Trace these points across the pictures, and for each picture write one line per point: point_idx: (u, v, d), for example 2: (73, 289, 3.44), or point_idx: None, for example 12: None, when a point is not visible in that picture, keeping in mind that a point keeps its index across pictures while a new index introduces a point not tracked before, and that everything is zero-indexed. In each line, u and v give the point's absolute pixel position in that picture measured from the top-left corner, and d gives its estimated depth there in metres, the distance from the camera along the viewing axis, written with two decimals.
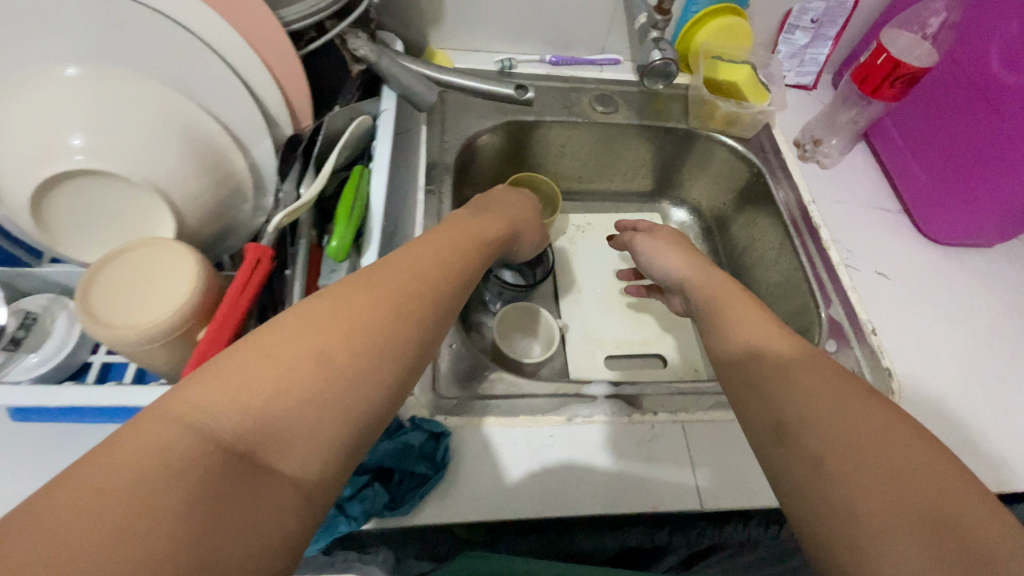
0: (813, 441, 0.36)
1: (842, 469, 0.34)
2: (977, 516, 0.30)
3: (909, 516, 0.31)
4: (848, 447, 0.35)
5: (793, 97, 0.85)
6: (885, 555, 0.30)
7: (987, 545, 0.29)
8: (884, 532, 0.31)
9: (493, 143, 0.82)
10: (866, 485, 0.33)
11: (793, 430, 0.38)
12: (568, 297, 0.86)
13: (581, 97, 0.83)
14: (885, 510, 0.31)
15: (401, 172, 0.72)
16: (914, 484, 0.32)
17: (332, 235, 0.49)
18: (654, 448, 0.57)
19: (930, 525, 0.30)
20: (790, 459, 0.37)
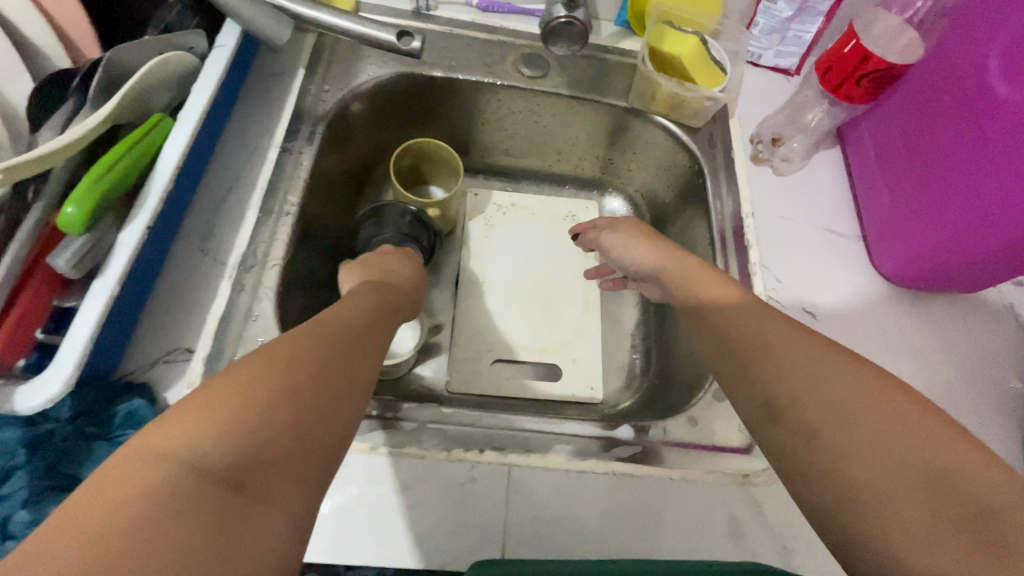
0: (798, 417, 0.36)
1: (831, 435, 0.33)
2: (956, 463, 0.30)
3: (903, 470, 0.30)
4: (833, 412, 0.34)
5: (765, 80, 0.71)
6: (889, 523, 0.29)
7: (978, 496, 0.29)
8: (880, 493, 0.30)
9: (394, 98, 0.68)
10: (857, 451, 0.32)
11: (782, 408, 0.37)
12: (467, 288, 0.74)
13: (506, 55, 0.69)
14: (879, 469, 0.31)
15: (257, 125, 0.59)
16: (905, 443, 0.31)
17: (69, 199, 0.39)
18: (506, 501, 0.46)
19: (921, 481, 0.30)
20: (783, 437, 0.36)
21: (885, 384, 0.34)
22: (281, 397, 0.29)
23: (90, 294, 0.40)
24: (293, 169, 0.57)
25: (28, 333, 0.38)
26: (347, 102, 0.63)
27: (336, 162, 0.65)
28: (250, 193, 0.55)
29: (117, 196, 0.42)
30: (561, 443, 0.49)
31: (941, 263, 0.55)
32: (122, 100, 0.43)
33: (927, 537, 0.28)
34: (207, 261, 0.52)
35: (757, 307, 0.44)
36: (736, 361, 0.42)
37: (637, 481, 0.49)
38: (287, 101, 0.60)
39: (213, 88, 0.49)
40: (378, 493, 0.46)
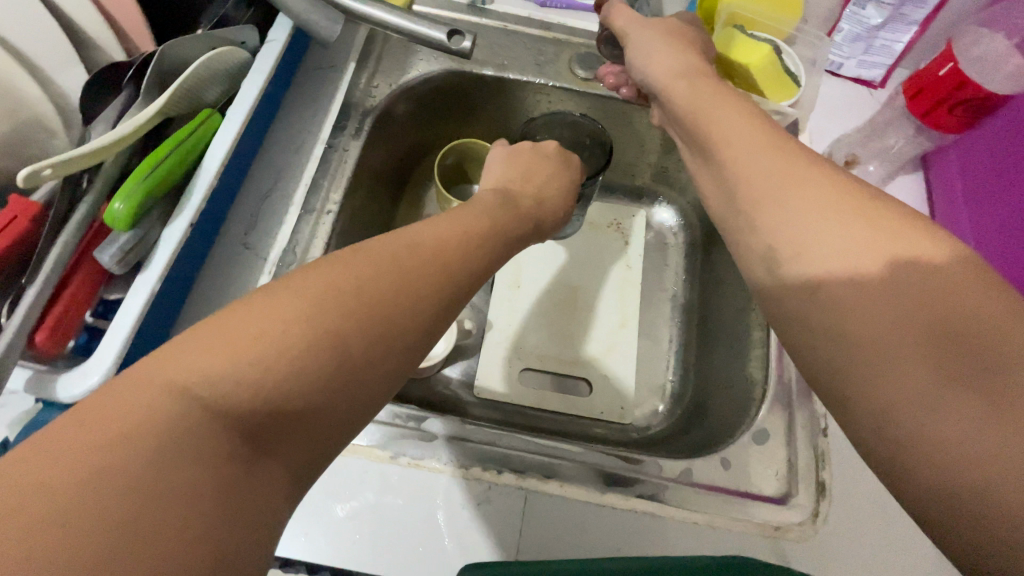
0: (803, 271, 0.33)
1: (838, 291, 0.31)
2: (983, 319, 0.27)
3: (913, 324, 0.28)
4: (846, 267, 0.31)
5: (844, 95, 0.65)
6: (893, 388, 0.28)
7: (1002, 355, 0.26)
8: (883, 348, 0.28)
9: (441, 94, 0.66)
10: (867, 309, 0.30)
11: (784, 260, 0.34)
12: (500, 290, 0.73)
13: (560, 54, 0.65)
14: (885, 321, 0.29)
15: (306, 119, 0.59)
16: (924, 299, 0.28)
17: (119, 194, 0.40)
18: (523, 519, 0.46)
19: (938, 343, 0.27)
20: (786, 290, 0.34)
21: (914, 231, 0.31)
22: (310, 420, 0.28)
23: (133, 288, 0.41)
24: (338, 166, 0.57)
25: (71, 324, 0.39)
26: (396, 98, 0.62)
27: (381, 157, 0.65)
28: (295, 189, 0.56)
29: (167, 187, 0.43)
30: (566, 466, 0.48)
31: None
32: (171, 97, 0.44)
33: (939, 402, 0.26)
34: (247, 256, 0.53)
35: (774, 142, 0.38)
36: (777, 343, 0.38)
37: (620, 535, 0.46)
38: (336, 94, 0.60)
39: (261, 85, 0.49)
40: (392, 503, 0.46)
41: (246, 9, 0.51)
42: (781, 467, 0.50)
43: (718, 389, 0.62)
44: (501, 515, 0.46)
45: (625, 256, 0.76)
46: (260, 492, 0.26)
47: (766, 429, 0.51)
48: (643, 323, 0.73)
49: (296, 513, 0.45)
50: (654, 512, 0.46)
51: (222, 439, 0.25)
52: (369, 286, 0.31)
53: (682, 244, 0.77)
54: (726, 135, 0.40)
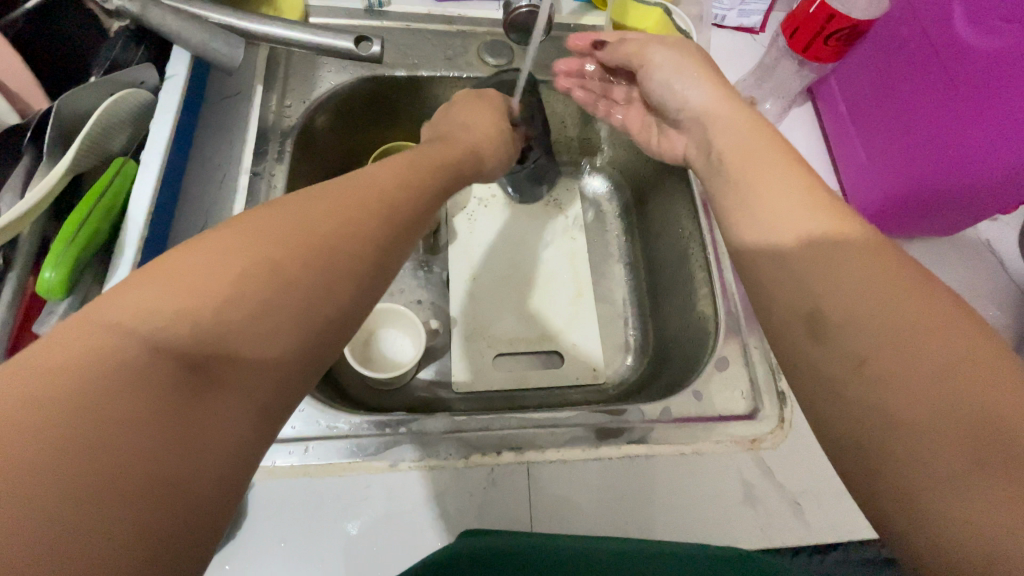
0: (846, 342, 0.32)
1: (885, 376, 0.30)
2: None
3: (965, 425, 0.27)
4: (891, 346, 0.31)
5: (730, 44, 0.71)
6: (931, 478, 0.27)
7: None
8: (934, 445, 0.27)
9: (358, 103, 0.66)
10: (916, 395, 0.29)
11: (825, 327, 0.34)
12: (456, 284, 0.74)
13: (467, 45, 0.66)
14: (935, 418, 0.28)
15: (224, 150, 0.57)
16: (973, 395, 0.28)
17: (47, 263, 0.37)
18: (531, 489, 0.48)
19: (985, 442, 0.26)
20: (825, 358, 0.33)
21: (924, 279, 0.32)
22: None
23: None
24: (267, 193, 0.56)
25: None
26: (312, 114, 0.61)
27: (309, 176, 0.64)
28: (229, 223, 0.53)
29: (96, 246, 0.41)
30: (552, 437, 0.50)
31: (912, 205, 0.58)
32: (78, 151, 0.41)
33: (981, 498, 0.25)
34: None
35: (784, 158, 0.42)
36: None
37: (616, 520, 0.48)
38: (248, 121, 0.58)
39: (172, 125, 0.47)
40: (403, 508, 0.46)
41: (137, 48, 0.49)
42: (745, 388, 0.55)
43: (677, 333, 0.67)
44: (508, 492, 0.48)
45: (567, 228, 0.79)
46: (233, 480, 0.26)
47: (726, 356, 0.56)
48: (596, 286, 0.76)
49: (302, 541, 0.44)
50: (646, 454, 0.50)
51: (183, 431, 0.25)
52: (345, 296, 0.31)
53: (618, 209, 0.81)
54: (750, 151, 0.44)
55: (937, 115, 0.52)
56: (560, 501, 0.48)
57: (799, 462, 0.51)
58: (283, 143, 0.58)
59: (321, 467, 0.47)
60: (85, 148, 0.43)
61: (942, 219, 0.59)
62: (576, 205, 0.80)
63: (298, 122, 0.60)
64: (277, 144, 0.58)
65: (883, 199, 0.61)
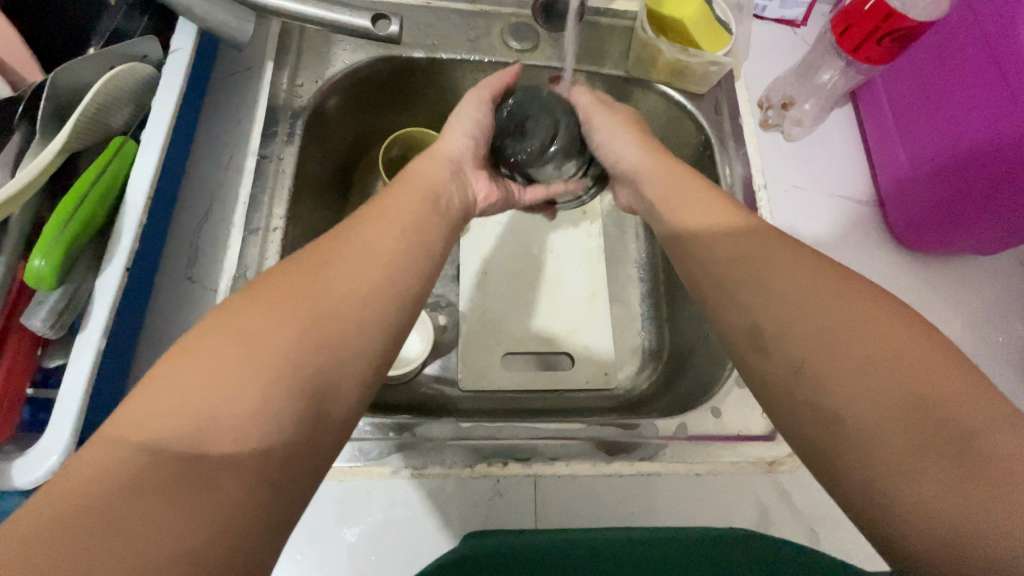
0: (784, 351, 0.34)
1: (820, 370, 0.32)
2: (942, 394, 0.29)
3: (890, 398, 0.30)
4: (820, 346, 0.33)
5: (770, 37, 0.67)
6: (870, 455, 0.29)
7: (965, 429, 0.28)
8: (868, 424, 0.29)
9: (372, 84, 0.62)
10: (848, 387, 0.31)
11: (766, 339, 0.35)
12: (468, 279, 0.71)
13: (490, 26, 0.62)
14: (862, 395, 0.30)
15: (230, 130, 0.54)
16: (887, 371, 0.30)
17: (38, 251, 0.35)
18: (537, 501, 0.46)
19: (910, 418, 0.29)
20: (768, 367, 0.35)
21: None
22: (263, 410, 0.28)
23: (76, 348, 0.37)
24: (275, 176, 0.52)
25: (16, 399, 0.37)
26: (325, 94, 0.58)
27: (318, 161, 0.61)
28: (233, 208, 0.51)
29: (90, 232, 0.39)
30: (562, 448, 0.48)
31: (949, 213, 0.55)
32: (74, 129, 0.39)
33: (914, 469, 0.28)
34: (194, 290, 0.48)
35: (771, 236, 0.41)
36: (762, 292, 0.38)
37: (602, 520, 0.46)
38: (258, 99, 0.55)
39: (175, 103, 0.44)
40: (403, 516, 0.45)
41: (141, 18, 0.46)
42: None
43: (693, 342, 0.64)
44: (513, 505, 0.46)
45: (586, 223, 0.76)
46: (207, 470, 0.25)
47: None
48: (612, 288, 0.74)
49: (299, 545, 0.43)
50: (658, 473, 0.48)
51: None
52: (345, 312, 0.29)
53: None
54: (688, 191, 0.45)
55: (989, 119, 0.49)
56: (566, 512, 0.46)
57: (820, 487, 0.49)
58: (294, 125, 0.55)
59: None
60: (81, 124, 0.40)
61: (977, 232, 0.55)
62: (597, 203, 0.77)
63: (310, 102, 0.56)
64: (286, 124, 0.55)
65: (919, 210, 0.57)
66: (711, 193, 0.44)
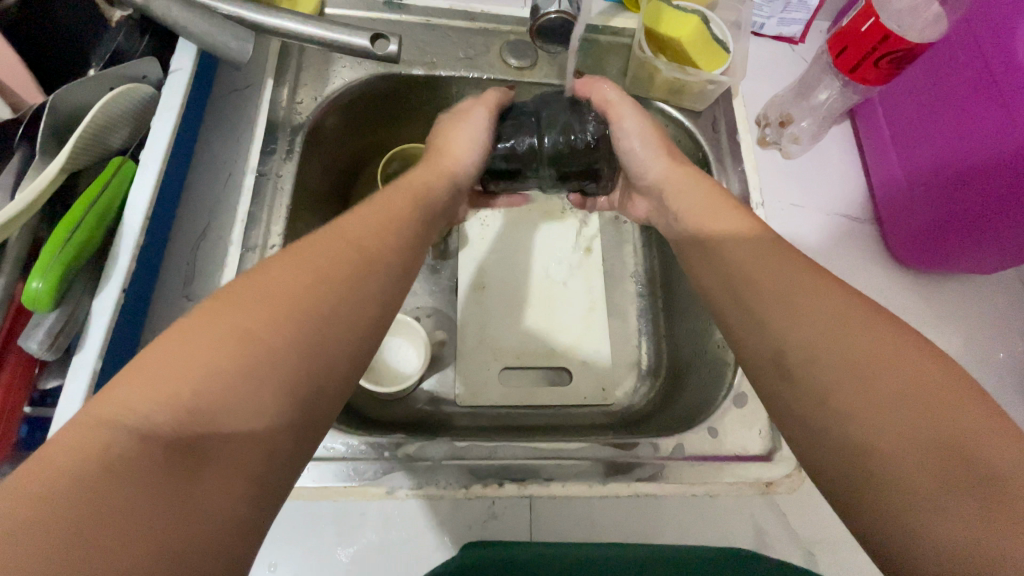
0: (808, 380, 0.34)
1: (840, 404, 0.32)
2: (968, 431, 0.29)
3: (913, 436, 0.29)
4: (845, 378, 0.32)
5: (768, 54, 0.67)
6: (893, 490, 0.29)
7: (989, 463, 0.27)
8: (887, 460, 0.29)
9: (371, 102, 0.63)
10: (872, 421, 0.31)
11: (790, 367, 0.35)
12: (467, 293, 0.71)
13: (489, 44, 0.63)
14: (882, 433, 0.30)
15: (229, 147, 0.54)
16: (909, 409, 0.30)
17: (34, 275, 0.35)
18: (538, 524, 0.46)
19: (930, 454, 0.29)
20: (791, 395, 0.35)
21: None
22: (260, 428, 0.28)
23: (73, 370, 0.37)
24: (274, 194, 0.52)
25: (11, 422, 0.37)
26: (324, 112, 0.58)
27: (317, 177, 0.61)
28: (231, 225, 0.51)
29: (88, 254, 0.39)
30: (562, 469, 0.48)
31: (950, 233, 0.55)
32: (72, 151, 0.39)
33: (937, 508, 0.27)
34: (191, 307, 0.48)
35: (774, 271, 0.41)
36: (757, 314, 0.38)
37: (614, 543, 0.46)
38: (258, 116, 0.55)
39: (174, 122, 0.45)
40: (397, 537, 0.44)
41: (141, 37, 0.47)
42: (764, 427, 0.52)
43: (693, 359, 0.64)
44: (512, 526, 0.46)
45: (585, 238, 0.76)
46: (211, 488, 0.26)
47: (745, 391, 0.54)
48: (610, 303, 0.74)
49: (292, 565, 0.43)
50: (656, 494, 0.48)
51: None
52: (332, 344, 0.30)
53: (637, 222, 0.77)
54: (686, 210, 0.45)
55: (988, 141, 0.49)
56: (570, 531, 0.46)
57: (817, 509, 0.49)
58: (293, 144, 0.55)
59: (315, 490, 0.45)
60: (80, 145, 0.40)
61: (981, 254, 0.55)
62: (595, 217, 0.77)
63: (310, 119, 0.57)
64: (286, 143, 0.55)
65: (919, 229, 0.57)
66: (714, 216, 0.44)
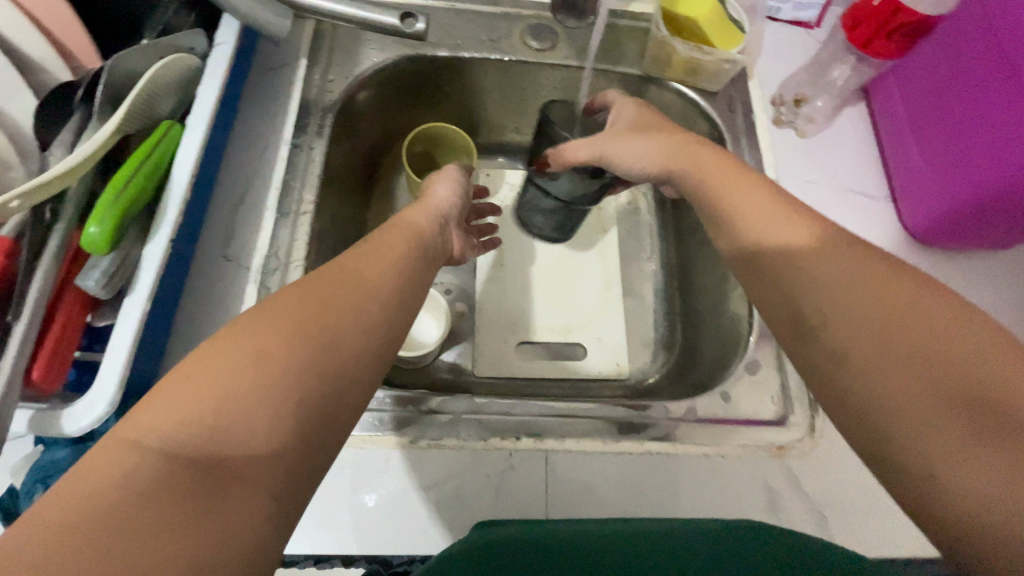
0: (830, 338, 0.35)
1: (862, 359, 0.33)
2: (995, 378, 0.29)
3: (942, 386, 0.30)
4: (865, 334, 0.33)
5: (782, 38, 0.68)
6: (921, 441, 0.29)
7: (1017, 414, 0.28)
8: (913, 409, 0.30)
9: (398, 83, 0.66)
10: (894, 374, 0.31)
11: (810, 327, 0.36)
12: (487, 270, 0.73)
13: (512, 28, 0.65)
14: (909, 384, 0.31)
15: (264, 121, 0.58)
16: (933, 362, 0.31)
17: (92, 218, 0.38)
18: (552, 477, 0.47)
19: (960, 404, 0.29)
20: (813, 355, 0.36)
21: None
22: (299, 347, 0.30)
23: (124, 310, 0.40)
24: (306, 165, 0.55)
25: (66, 355, 0.39)
26: (354, 90, 0.61)
27: (346, 153, 0.64)
28: (266, 192, 0.54)
29: (138, 205, 0.42)
30: (586, 429, 0.50)
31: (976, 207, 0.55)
32: (127, 111, 0.42)
33: (966, 457, 0.28)
34: (228, 268, 0.51)
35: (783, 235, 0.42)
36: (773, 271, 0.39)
37: (627, 500, 0.47)
38: (293, 93, 0.58)
39: (218, 90, 0.48)
40: (419, 485, 0.46)
41: (188, 14, 0.50)
42: (776, 393, 0.53)
43: (706, 331, 0.65)
44: (529, 479, 0.47)
45: (600, 220, 0.78)
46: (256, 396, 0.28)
47: (758, 359, 0.54)
48: (626, 282, 0.75)
49: (320, 510, 0.45)
50: (667, 454, 0.49)
51: None
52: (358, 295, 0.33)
53: (652, 205, 0.79)
54: (703, 173, 0.47)
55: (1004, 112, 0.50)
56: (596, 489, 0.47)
57: (829, 473, 0.49)
58: (326, 119, 0.58)
59: None
60: (135, 107, 0.43)
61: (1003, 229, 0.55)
62: (612, 202, 0.79)
63: (340, 95, 0.60)
64: (318, 117, 0.58)
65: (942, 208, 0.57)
66: (727, 183, 0.46)
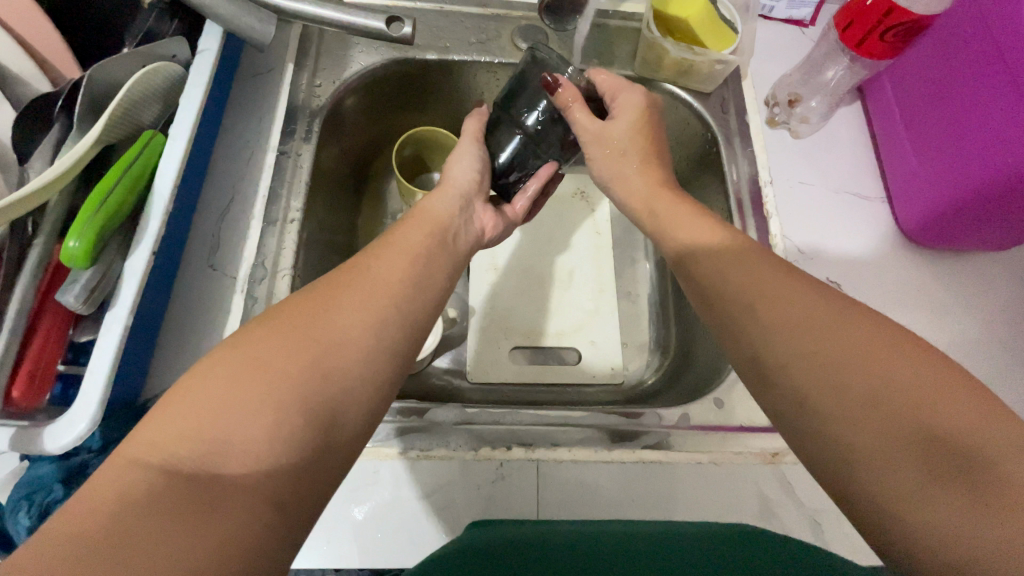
0: (794, 370, 0.34)
1: (831, 396, 0.32)
2: (961, 420, 0.29)
3: (908, 428, 0.29)
4: (840, 362, 0.32)
5: (776, 38, 0.68)
6: (892, 479, 0.29)
7: (983, 457, 0.28)
8: (881, 450, 0.30)
9: (386, 87, 0.65)
10: (862, 411, 0.31)
11: (775, 364, 0.35)
12: (479, 274, 0.73)
13: (502, 29, 0.64)
14: (877, 426, 0.30)
15: (251, 127, 0.57)
16: (903, 401, 0.30)
17: (72, 233, 0.38)
18: (542, 487, 0.47)
19: (926, 448, 0.29)
20: (782, 381, 0.35)
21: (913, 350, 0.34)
22: (278, 366, 0.30)
23: (106, 324, 0.39)
24: (293, 172, 0.54)
25: (48, 369, 0.39)
26: (341, 95, 0.60)
27: (334, 158, 0.64)
28: (254, 201, 0.53)
29: (119, 219, 0.41)
30: (573, 442, 0.49)
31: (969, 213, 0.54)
32: (107, 123, 0.41)
33: (931, 498, 0.28)
34: (216, 278, 0.51)
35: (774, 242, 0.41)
36: (759, 280, 0.39)
37: (616, 513, 0.47)
38: (280, 98, 0.58)
39: (201, 97, 0.47)
40: (408, 497, 0.46)
41: (171, 21, 0.49)
42: None
43: (700, 336, 0.65)
44: (519, 488, 0.47)
45: (594, 222, 0.77)
46: (234, 418, 0.28)
47: None
48: (620, 284, 0.75)
49: (311, 524, 0.45)
50: (658, 463, 0.48)
51: None
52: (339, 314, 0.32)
53: None
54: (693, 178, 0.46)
55: (999, 113, 0.49)
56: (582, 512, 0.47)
57: None
58: (314, 124, 0.57)
59: None
60: (116, 118, 0.43)
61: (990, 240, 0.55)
62: (606, 203, 0.78)
63: (327, 99, 0.59)
64: (304, 123, 0.57)
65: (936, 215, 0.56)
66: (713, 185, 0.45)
